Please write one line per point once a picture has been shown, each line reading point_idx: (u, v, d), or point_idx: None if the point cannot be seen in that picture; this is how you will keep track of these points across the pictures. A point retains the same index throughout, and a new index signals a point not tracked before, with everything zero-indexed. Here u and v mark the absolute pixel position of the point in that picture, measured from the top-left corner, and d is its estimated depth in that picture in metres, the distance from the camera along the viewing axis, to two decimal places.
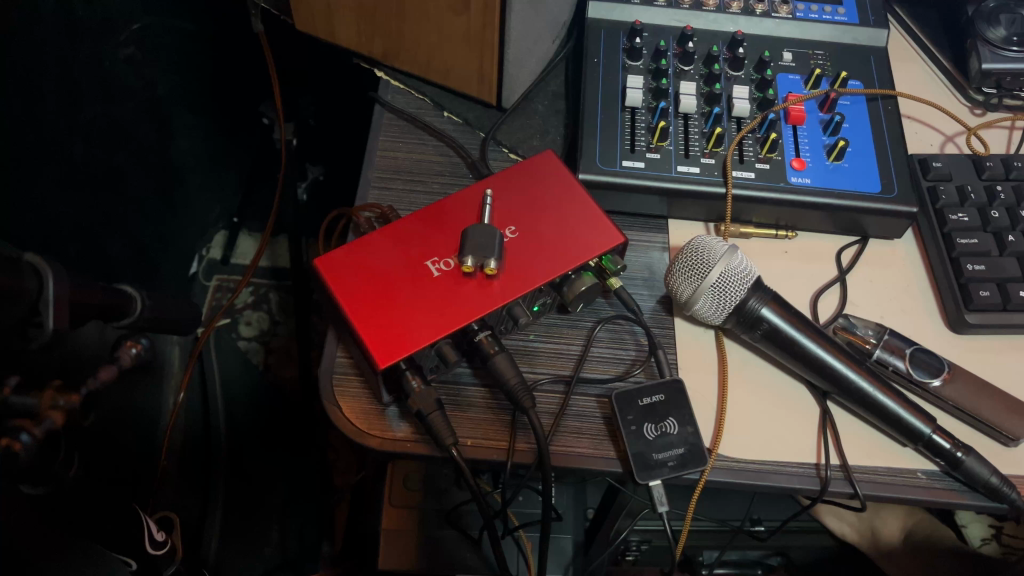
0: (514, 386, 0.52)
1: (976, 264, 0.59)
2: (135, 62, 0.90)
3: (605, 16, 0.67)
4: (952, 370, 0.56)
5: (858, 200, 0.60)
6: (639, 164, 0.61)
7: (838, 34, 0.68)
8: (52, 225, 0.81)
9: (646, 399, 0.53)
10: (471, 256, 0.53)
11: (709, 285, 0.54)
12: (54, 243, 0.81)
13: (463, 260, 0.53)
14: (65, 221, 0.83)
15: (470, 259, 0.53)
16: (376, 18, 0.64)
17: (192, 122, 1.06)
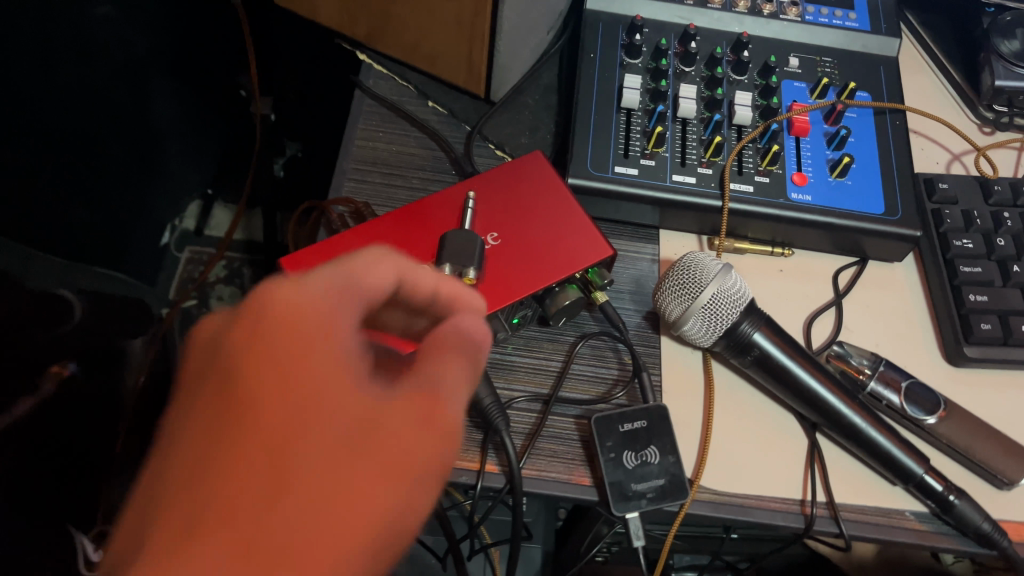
0: (488, 404, 0.49)
1: (979, 295, 0.56)
2: (111, 21, 0.84)
3: (604, 7, 0.63)
4: (948, 407, 0.53)
5: (859, 220, 0.57)
6: (632, 171, 0.57)
7: (848, 40, 0.64)
8: (11, 194, 0.76)
9: (627, 425, 0.50)
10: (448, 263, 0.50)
11: (699, 306, 0.51)
12: (11, 213, 0.77)
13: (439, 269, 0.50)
14: (26, 190, 0.78)
15: (448, 268, 0.50)
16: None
17: (173, 87, 0.99)
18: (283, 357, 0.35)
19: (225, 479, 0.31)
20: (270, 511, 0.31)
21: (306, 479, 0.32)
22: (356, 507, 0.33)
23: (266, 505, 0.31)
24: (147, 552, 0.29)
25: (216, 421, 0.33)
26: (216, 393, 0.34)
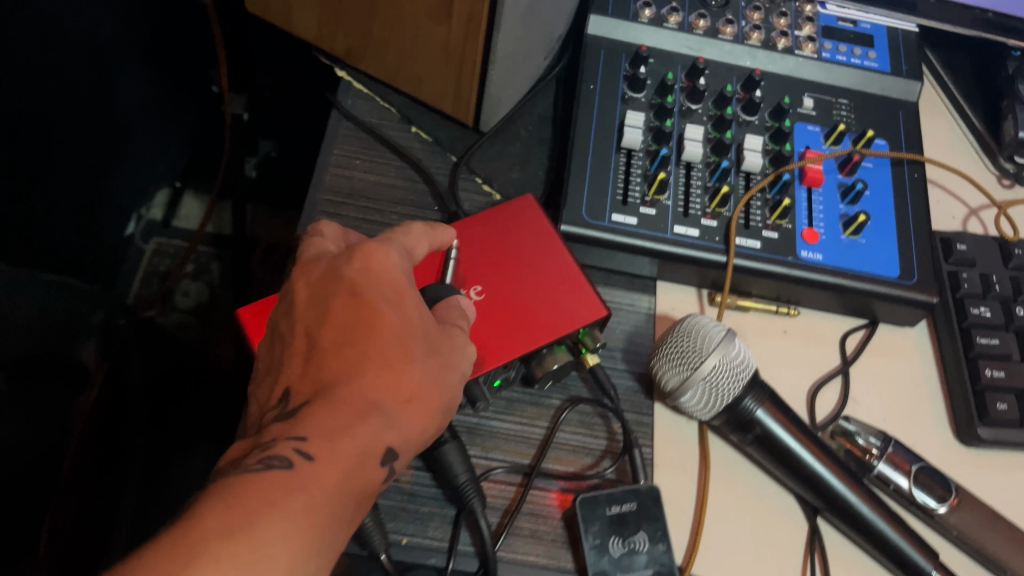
0: (464, 482, 0.45)
1: (995, 370, 0.52)
2: None
3: (607, 33, 0.58)
4: (960, 494, 0.49)
5: (873, 284, 0.53)
6: (631, 220, 0.53)
7: (866, 81, 0.60)
8: None
9: (615, 508, 0.46)
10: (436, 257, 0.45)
11: (700, 378, 0.47)
12: None
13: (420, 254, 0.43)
14: None
15: None
16: (342, 11, 0.54)
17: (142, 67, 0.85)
18: (390, 297, 0.39)
19: (384, 379, 0.37)
20: (414, 402, 0.37)
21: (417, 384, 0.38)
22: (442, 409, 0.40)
23: (406, 401, 0.37)
24: (331, 416, 0.35)
25: (350, 342, 0.37)
26: (339, 329, 0.38)
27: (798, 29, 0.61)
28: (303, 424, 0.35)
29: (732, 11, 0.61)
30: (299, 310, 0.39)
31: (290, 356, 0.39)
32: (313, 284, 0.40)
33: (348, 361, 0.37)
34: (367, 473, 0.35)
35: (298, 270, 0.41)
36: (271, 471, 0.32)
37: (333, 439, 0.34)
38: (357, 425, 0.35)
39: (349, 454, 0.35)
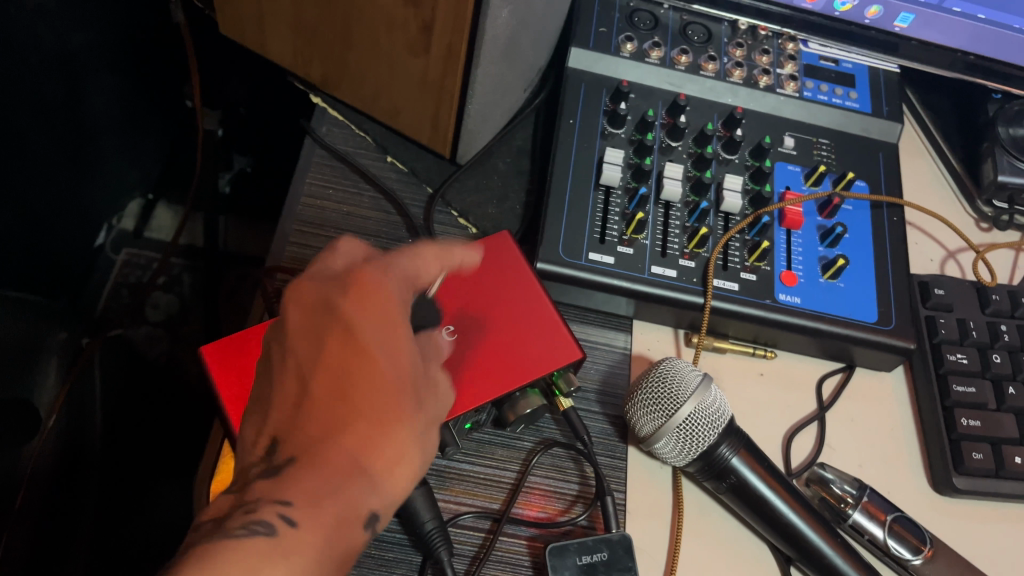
0: (431, 530, 0.44)
1: (971, 419, 0.52)
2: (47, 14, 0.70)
3: (587, 67, 0.58)
4: (935, 545, 0.48)
5: (851, 329, 0.53)
6: (608, 259, 0.52)
7: (846, 121, 0.60)
8: None
9: (586, 557, 0.45)
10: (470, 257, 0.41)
11: (675, 425, 0.46)
12: None
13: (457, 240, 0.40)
14: None
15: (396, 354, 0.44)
16: (318, 40, 0.53)
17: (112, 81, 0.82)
18: (383, 341, 0.35)
19: (373, 441, 0.33)
20: (402, 466, 0.34)
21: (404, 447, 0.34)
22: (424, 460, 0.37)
23: (392, 467, 0.34)
24: (312, 481, 0.32)
25: (341, 393, 0.34)
26: (331, 375, 0.34)
27: (779, 67, 0.60)
28: (290, 484, 0.31)
29: (713, 47, 0.60)
30: (292, 342, 0.35)
31: (278, 394, 0.35)
32: (308, 314, 0.36)
33: (338, 410, 0.33)
34: (350, 541, 0.32)
35: (290, 292, 0.37)
36: (253, 536, 0.29)
37: (324, 503, 0.31)
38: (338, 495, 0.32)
39: (329, 524, 0.31)
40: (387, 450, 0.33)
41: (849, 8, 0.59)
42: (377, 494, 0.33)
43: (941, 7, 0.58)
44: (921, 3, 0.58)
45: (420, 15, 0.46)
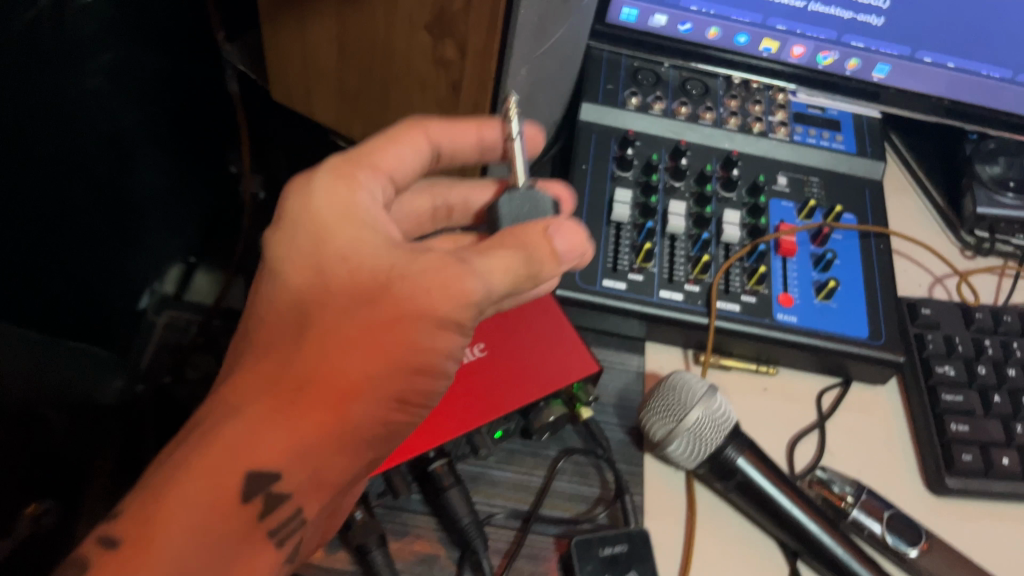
0: (467, 524, 0.49)
1: (960, 424, 0.56)
2: None
3: (597, 119, 0.65)
4: (931, 539, 0.52)
5: (844, 344, 0.58)
6: (621, 286, 0.58)
7: (835, 162, 0.66)
8: None
9: (608, 549, 0.49)
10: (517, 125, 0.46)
11: (684, 429, 0.51)
12: None
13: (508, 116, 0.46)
14: None
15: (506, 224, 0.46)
16: (358, 101, 0.61)
17: None
18: (300, 266, 0.38)
19: (264, 374, 0.37)
20: (302, 391, 0.36)
21: (302, 376, 0.36)
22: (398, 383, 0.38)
23: (288, 402, 0.36)
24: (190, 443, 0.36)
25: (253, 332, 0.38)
26: (249, 322, 0.39)
27: (771, 115, 0.67)
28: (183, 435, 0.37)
29: (711, 100, 0.67)
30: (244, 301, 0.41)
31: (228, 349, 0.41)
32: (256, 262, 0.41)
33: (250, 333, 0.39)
34: (228, 490, 0.35)
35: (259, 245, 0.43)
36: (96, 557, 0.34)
37: (176, 479, 0.35)
38: (211, 437, 0.35)
39: (203, 474, 0.35)
40: (280, 379, 0.36)
41: (831, 62, 0.66)
42: (254, 447, 0.35)
43: (912, 57, 0.64)
44: (894, 55, 0.64)
45: (450, 76, 0.54)
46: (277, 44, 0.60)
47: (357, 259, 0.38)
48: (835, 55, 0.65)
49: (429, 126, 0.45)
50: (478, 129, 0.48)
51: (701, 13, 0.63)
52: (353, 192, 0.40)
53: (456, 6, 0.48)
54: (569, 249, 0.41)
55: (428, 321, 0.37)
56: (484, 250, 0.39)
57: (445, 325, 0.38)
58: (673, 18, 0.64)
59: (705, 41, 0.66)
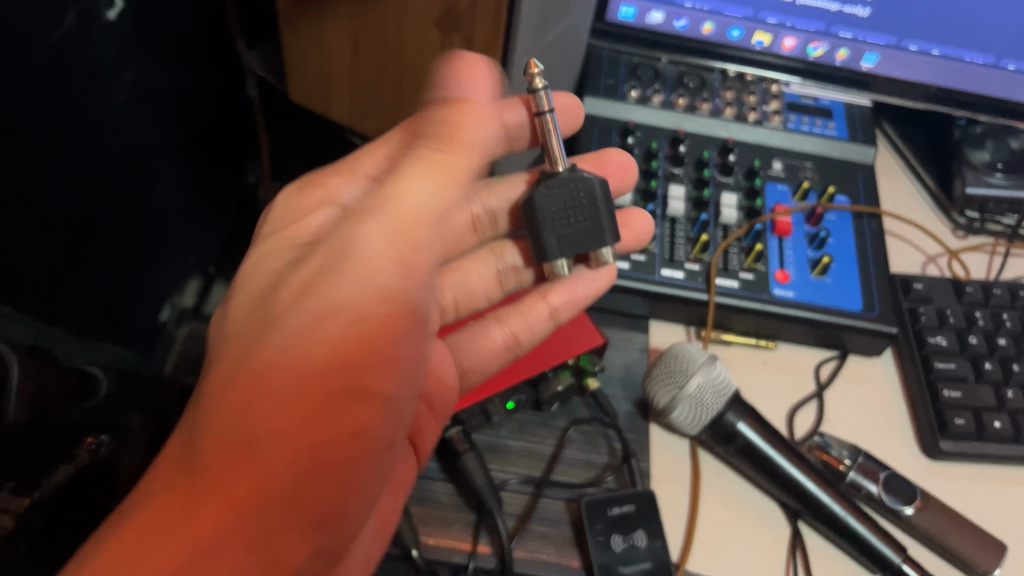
0: (481, 486, 0.52)
1: (953, 390, 0.59)
2: None
3: (599, 112, 0.68)
4: (926, 499, 0.55)
5: (839, 316, 0.60)
6: (624, 265, 0.61)
7: (826, 147, 0.69)
8: None
9: (616, 509, 0.52)
10: (546, 97, 0.47)
11: (687, 395, 0.54)
12: None
13: (538, 90, 0.46)
14: None
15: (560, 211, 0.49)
16: (373, 98, 0.65)
17: None
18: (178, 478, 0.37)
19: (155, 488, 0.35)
20: (198, 486, 0.35)
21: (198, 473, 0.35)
22: (335, 386, 0.38)
23: (183, 499, 0.34)
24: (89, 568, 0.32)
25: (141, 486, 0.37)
26: None
27: (765, 105, 0.71)
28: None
29: (707, 92, 0.71)
30: None
31: None
32: None
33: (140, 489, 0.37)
34: None
35: None
36: None
37: None
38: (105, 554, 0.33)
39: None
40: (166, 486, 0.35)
41: (821, 53, 0.69)
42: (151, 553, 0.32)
43: (900, 45, 0.67)
44: (882, 45, 0.67)
45: None
46: (295, 46, 0.64)
47: (252, 327, 0.40)
48: (825, 46, 0.68)
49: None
50: (491, 114, 0.52)
51: (695, 9, 0.66)
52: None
53: (462, 3, 0.52)
54: (459, 117, 0.44)
55: (340, 314, 0.39)
56: (389, 198, 0.42)
57: (359, 308, 0.39)
58: (668, 14, 0.67)
59: (700, 37, 0.69)
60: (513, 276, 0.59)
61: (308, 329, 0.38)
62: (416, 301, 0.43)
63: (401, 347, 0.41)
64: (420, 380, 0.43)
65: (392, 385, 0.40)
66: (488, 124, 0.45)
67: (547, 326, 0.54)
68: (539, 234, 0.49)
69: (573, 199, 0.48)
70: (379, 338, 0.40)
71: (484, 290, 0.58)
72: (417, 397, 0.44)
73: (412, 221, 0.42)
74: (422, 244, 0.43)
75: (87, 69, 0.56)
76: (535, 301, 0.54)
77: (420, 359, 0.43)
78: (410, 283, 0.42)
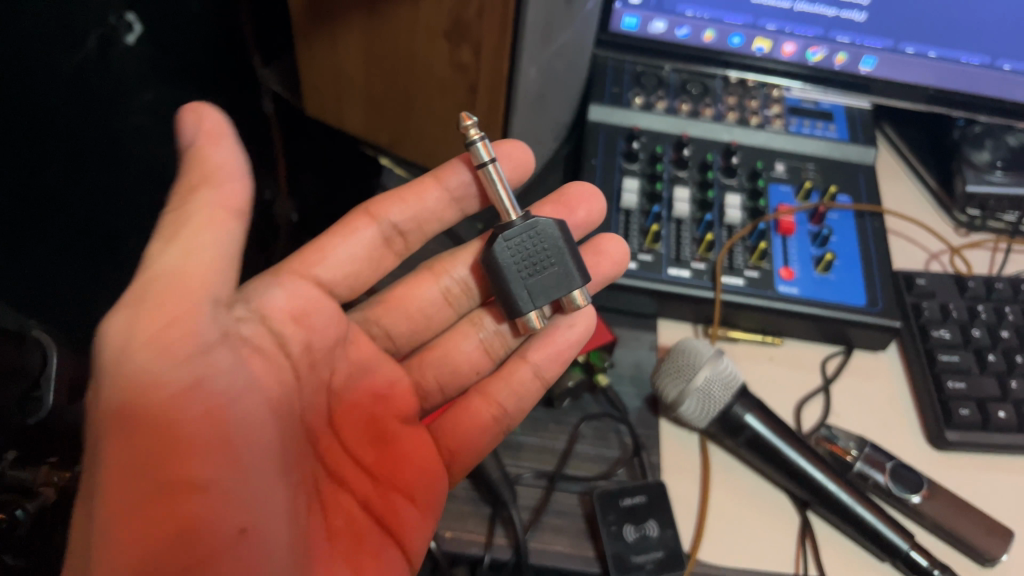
0: (496, 479, 0.53)
1: (957, 382, 0.60)
2: None
3: (605, 119, 0.70)
4: (933, 488, 0.55)
5: (843, 311, 0.62)
6: (631, 265, 0.62)
7: (828, 149, 0.71)
8: None
9: (628, 500, 0.53)
10: (485, 148, 0.49)
11: (695, 388, 0.55)
12: None
13: (475, 142, 0.49)
14: None
15: (530, 266, 0.49)
16: (386, 108, 0.67)
17: None
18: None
19: None
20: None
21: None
22: (153, 481, 0.37)
23: None
24: None
25: None
26: None
27: (767, 109, 0.72)
28: None
29: (710, 98, 0.72)
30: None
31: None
32: None
33: None
34: None
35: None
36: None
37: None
38: None
39: None
40: None
41: (820, 58, 0.70)
42: None
43: (897, 49, 0.68)
44: (879, 48, 0.68)
45: (467, 79, 0.59)
46: (314, 55, 0.67)
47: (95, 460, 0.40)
48: (824, 51, 0.70)
49: (373, 208, 0.55)
50: (437, 184, 0.57)
51: (696, 17, 0.68)
52: (267, 287, 0.48)
53: (471, 14, 0.54)
54: (201, 178, 0.40)
55: (128, 406, 0.38)
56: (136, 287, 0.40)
57: (149, 394, 0.38)
58: (671, 23, 0.69)
59: (702, 45, 0.71)
60: (498, 340, 0.58)
61: (95, 440, 0.38)
62: (196, 375, 0.40)
63: (206, 426, 0.40)
64: (261, 458, 0.41)
65: (217, 468, 0.39)
66: (224, 156, 0.40)
67: (535, 387, 0.54)
68: (506, 288, 0.49)
69: (531, 245, 0.49)
70: (190, 423, 0.39)
71: (469, 363, 0.58)
72: (273, 476, 0.42)
73: (183, 301, 0.40)
74: (188, 309, 0.40)
75: (106, 93, 0.58)
76: (518, 365, 0.55)
77: (242, 438, 0.41)
78: (197, 357, 0.40)
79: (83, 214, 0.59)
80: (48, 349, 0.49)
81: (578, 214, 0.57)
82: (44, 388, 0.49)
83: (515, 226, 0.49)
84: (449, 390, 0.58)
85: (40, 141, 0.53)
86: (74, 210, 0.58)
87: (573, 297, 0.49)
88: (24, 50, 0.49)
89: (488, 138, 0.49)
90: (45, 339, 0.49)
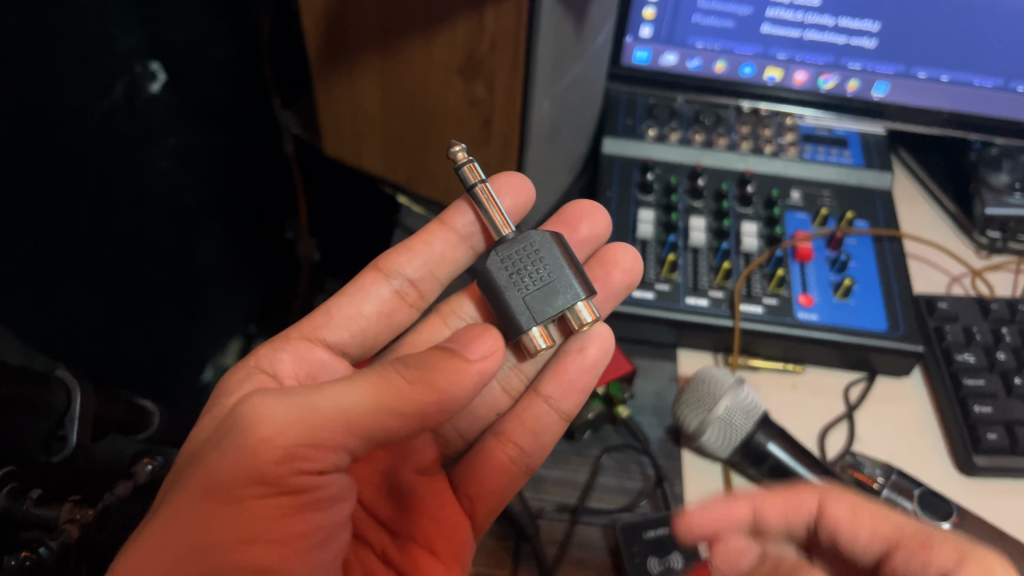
0: (518, 510, 0.55)
1: (983, 406, 0.59)
2: None
3: (619, 152, 0.71)
4: (963, 515, 0.54)
5: (865, 336, 0.61)
6: (649, 295, 0.62)
7: (842, 175, 0.71)
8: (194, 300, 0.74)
9: (651, 532, 0.53)
10: (471, 170, 0.50)
11: (716, 417, 0.55)
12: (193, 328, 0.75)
13: (462, 164, 0.50)
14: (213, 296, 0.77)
15: (532, 280, 0.48)
16: (403, 145, 0.68)
17: None
18: None
19: None
20: None
21: None
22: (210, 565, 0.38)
23: None
24: None
25: None
26: None
27: (781, 137, 0.73)
28: None
29: (723, 128, 0.73)
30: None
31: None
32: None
33: None
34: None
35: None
36: None
37: None
38: None
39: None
40: None
41: (832, 85, 0.71)
42: None
43: (908, 73, 0.68)
44: (891, 74, 0.69)
45: (481, 114, 0.60)
46: (332, 96, 0.69)
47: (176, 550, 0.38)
48: (835, 78, 0.70)
49: (384, 263, 0.56)
50: (444, 228, 0.57)
51: (706, 49, 0.69)
52: (274, 352, 0.50)
53: (483, 49, 0.55)
54: (471, 346, 0.42)
55: (203, 494, 0.38)
56: (314, 390, 0.39)
57: (233, 490, 0.38)
58: (682, 55, 0.70)
59: (713, 76, 0.71)
60: (514, 377, 0.58)
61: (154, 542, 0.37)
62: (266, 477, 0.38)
63: (290, 526, 0.39)
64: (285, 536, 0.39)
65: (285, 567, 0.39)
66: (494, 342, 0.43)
67: (550, 420, 0.53)
68: (505, 304, 0.48)
69: (525, 258, 0.49)
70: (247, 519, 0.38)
71: (488, 405, 0.58)
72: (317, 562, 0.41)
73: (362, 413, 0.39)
74: (335, 444, 0.39)
75: (132, 140, 0.60)
76: (531, 401, 0.54)
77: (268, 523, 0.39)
78: (293, 473, 0.38)
79: (110, 259, 0.60)
80: (72, 389, 0.48)
81: (581, 230, 0.57)
82: (68, 427, 0.48)
83: (508, 241, 0.49)
84: (470, 434, 0.58)
85: (71, 186, 0.54)
86: (99, 255, 0.59)
87: (577, 309, 0.47)
88: (55, 97, 0.51)
89: (475, 160, 0.50)
90: (68, 378, 0.48)
